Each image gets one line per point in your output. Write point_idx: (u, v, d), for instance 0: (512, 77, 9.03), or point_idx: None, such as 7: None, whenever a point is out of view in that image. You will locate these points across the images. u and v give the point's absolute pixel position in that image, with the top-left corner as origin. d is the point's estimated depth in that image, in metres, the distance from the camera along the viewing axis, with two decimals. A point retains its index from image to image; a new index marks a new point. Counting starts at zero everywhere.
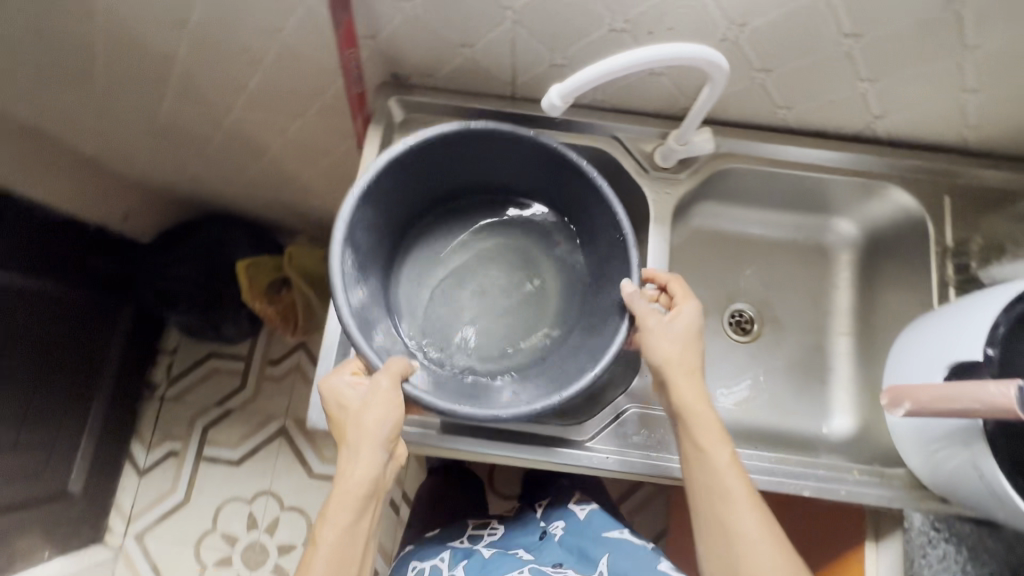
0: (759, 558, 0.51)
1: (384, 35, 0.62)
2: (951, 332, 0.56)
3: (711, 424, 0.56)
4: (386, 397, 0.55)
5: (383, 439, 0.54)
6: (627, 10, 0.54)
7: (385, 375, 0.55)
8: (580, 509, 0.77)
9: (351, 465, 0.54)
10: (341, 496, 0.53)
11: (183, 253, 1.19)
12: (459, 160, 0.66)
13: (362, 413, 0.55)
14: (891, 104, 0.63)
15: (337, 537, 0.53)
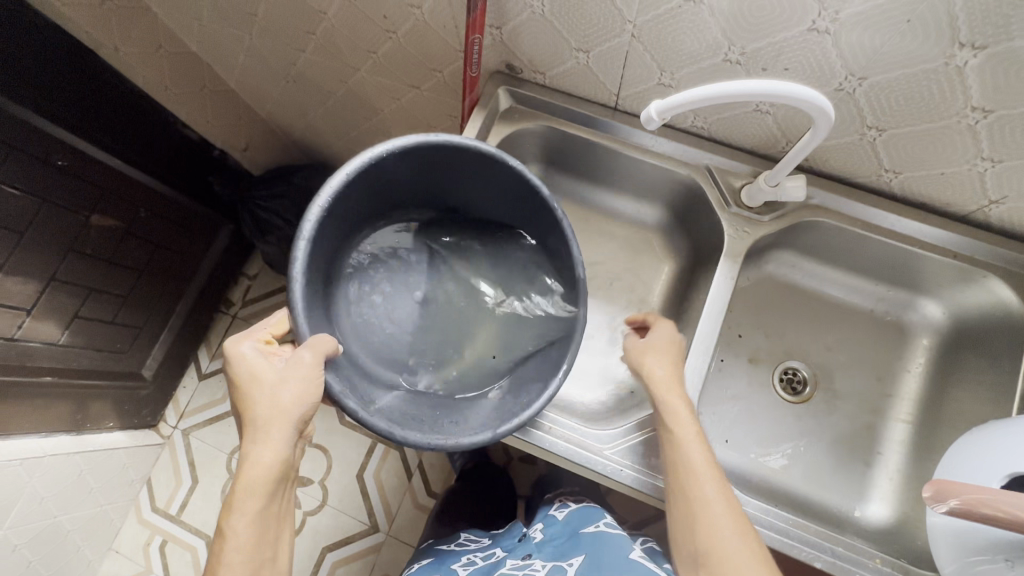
0: (719, 520, 0.53)
1: (508, 28, 0.66)
2: (1021, 442, 0.53)
3: (681, 405, 0.59)
4: (302, 371, 0.55)
5: (293, 418, 0.54)
6: (746, 43, 0.55)
7: (306, 348, 0.56)
8: (558, 512, 0.84)
9: (257, 450, 0.53)
10: (248, 483, 0.52)
11: (281, 190, 1.29)
12: (432, 172, 0.66)
13: (274, 391, 0.55)
14: (1012, 189, 0.59)
15: (246, 529, 0.52)
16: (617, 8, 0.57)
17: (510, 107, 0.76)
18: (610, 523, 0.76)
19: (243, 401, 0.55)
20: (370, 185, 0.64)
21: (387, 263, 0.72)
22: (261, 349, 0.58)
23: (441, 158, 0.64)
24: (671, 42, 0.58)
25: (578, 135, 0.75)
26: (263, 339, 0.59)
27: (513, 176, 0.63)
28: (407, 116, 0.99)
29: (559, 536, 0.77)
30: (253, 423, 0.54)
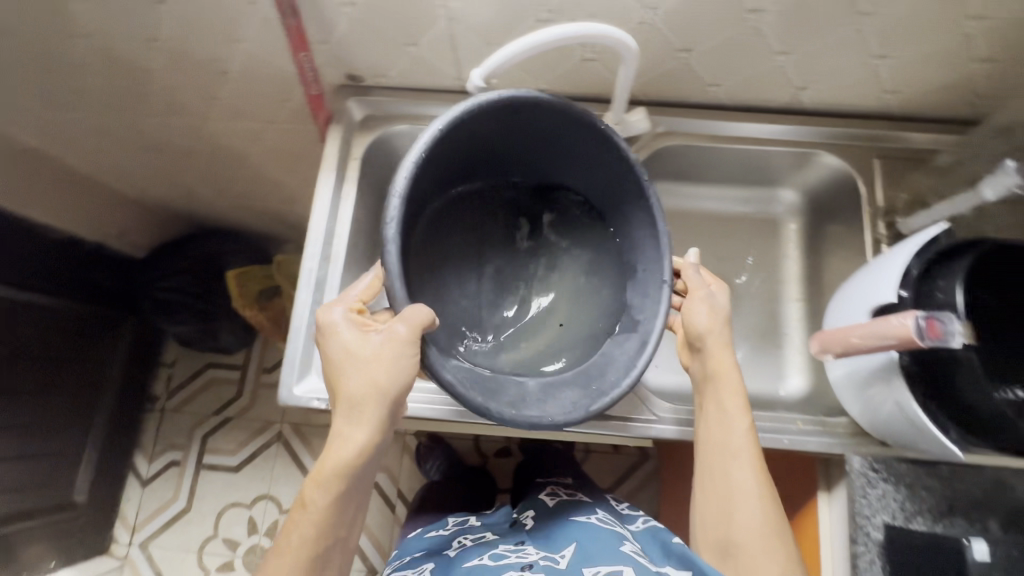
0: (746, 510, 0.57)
1: (335, 39, 0.67)
2: (873, 280, 0.59)
3: (735, 392, 0.61)
4: (399, 351, 0.52)
5: (385, 401, 0.52)
6: (548, 1, 0.59)
7: (401, 320, 0.52)
8: (551, 498, 0.85)
9: (349, 427, 0.52)
10: (335, 460, 0.52)
11: (178, 264, 1.25)
12: (523, 136, 0.63)
13: (369, 369, 0.52)
14: (809, 73, 0.67)
15: (329, 503, 0.52)
16: None
17: (365, 116, 0.77)
18: (602, 515, 0.76)
19: (337, 372, 0.53)
20: (461, 142, 0.60)
21: (465, 238, 0.67)
22: (355, 320, 0.55)
23: (531, 122, 0.61)
24: (484, 13, 0.61)
25: (436, 126, 0.77)
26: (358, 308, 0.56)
27: (603, 140, 0.62)
28: (277, 155, 0.98)
29: (549, 526, 0.76)
30: (345, 398, 0.53)
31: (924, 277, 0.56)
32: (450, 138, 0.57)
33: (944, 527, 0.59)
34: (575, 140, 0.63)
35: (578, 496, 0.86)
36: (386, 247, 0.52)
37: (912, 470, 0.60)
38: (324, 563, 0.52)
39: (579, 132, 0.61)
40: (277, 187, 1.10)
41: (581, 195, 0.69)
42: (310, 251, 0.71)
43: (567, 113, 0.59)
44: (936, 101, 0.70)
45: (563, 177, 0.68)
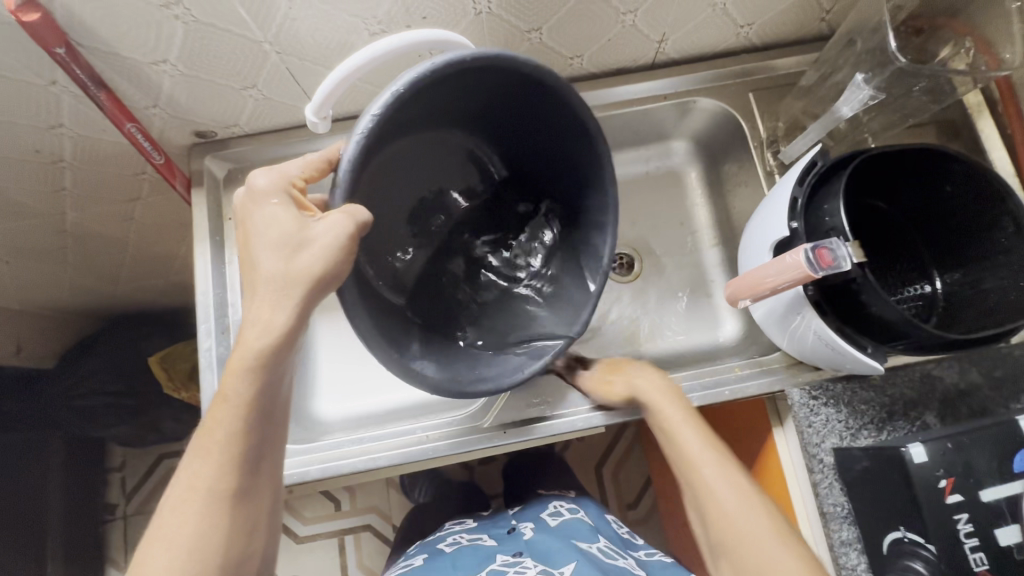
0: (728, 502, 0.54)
1: (165, 100, 0.61)
2: (768, 216, 0.59)
3: (663, 390, 0.61)
4: (334, 240, 0.45)
5: (313, 289, 0.46)
6: (374, 12, 0.56)
7: (343, 215, 0.46)
8: (552, 518, 0.78)
9: (263, 313, 0.46)
10: (240, 358, 0.46)
11: (94, 364, 1.09)
12: (531, 125, 0.59)
13: (295, 250, 0.46)
14: (663, 24, 0.66)
15: (248, 400, 0.47)
16: (240, 35, 0.55)
17: (230, 170, 0.72)
18: (605, 548, 0.70)
19: (252, 244, 0.47)
20: (482, 93, 0.54)
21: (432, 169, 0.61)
22: (290, 196, 0.48)
23: (542, 102, 0.55)
24: (312, 40, 0.58)
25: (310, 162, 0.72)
26: (294, 179, 0.49)
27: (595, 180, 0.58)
28: (159, 228, 0.90)
29: (549, 539, 0.71)
30: (265, 280, 0.46)
31: (810, 205, 0.56)
32: (454, 75, 0.49)
33: (887, 433, 0.60)
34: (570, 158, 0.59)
35: (579, 517, 0.77)
36: (350, 136, 0.46)
37: (847, 388, 0.62)
38: (251, 467, 0.48)
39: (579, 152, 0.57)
40: (173, 259, 1.02)
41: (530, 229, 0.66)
42: (203, 328, 0.66)
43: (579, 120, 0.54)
44: (790, 25, 0.70)
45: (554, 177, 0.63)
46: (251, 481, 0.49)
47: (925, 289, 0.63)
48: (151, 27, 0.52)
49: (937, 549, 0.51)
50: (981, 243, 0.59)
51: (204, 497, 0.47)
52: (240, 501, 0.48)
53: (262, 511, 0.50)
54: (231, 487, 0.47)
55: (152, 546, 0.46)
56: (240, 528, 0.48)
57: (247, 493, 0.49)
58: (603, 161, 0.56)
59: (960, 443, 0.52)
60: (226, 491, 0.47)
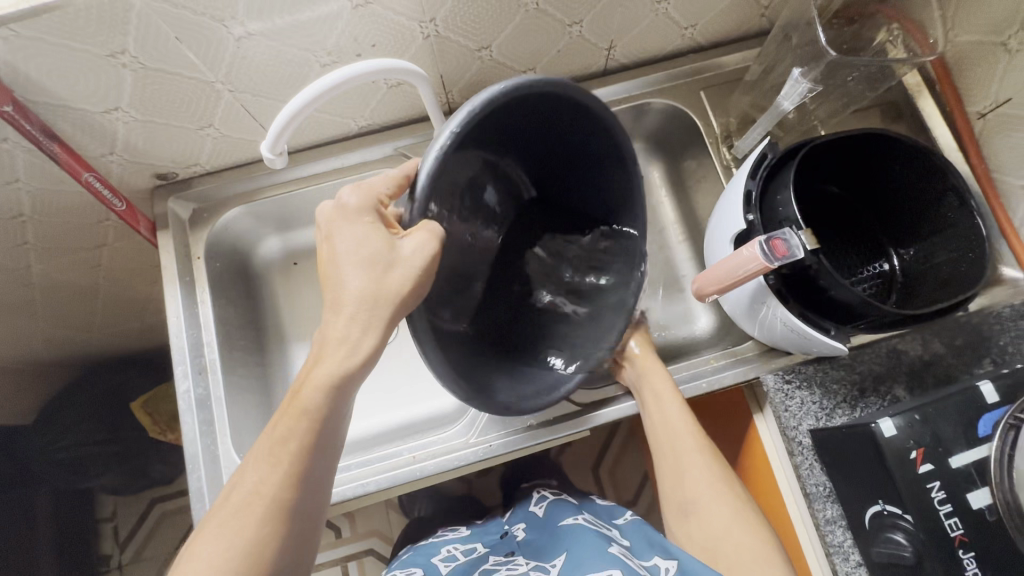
0: (695, 475, 0.62)
1: (121, 146, 0.61)
2: (726, 211, 0.61)
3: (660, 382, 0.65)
4: (422, 260, 0.46)
5: (395, 310, 0.47)
6: (323, 45, 0.56)
7: (432, 238, 0.47)
8: (539, 509, 0.81)
9: (343, 328, 0.47)
10: (317, 375, 0.47)
11: (75, 414, 1.07)
12: (573, 158, 0.60)
13: (384, 269, 0.46)
14: (609, 33, 0.68)
15: (321, 413, 0.47)
16: (192, 77, 0.56)
17: (194, 211, 0.71)
18: (590, 518, 0.72)
19: (340, 263, 0.47)
20: (535, 125, 0.55)
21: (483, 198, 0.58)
22: (376, 215, 0.49)
23: (586, 133, 0.56)
24: (263, 76, 0.58)
25: (275, 195, 0.73)
26: (385, 196, 0.50)
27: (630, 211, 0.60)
28: (130, 271, 0.89)
29: (539, 532, 0.74)
30: (353, 297, 0.47)
31: (764, 197, 0.57)
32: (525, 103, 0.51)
33: (860, 410, 0.62)
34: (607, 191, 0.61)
35: (566, 500, 0.82)
36: (431, 144, 0.45)
37: (819, 369, 0.63)
38: (312, 485, 0.48)
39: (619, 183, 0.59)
40: (149, 301, 1.01)
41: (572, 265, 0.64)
42: (180, 370, 0.66)
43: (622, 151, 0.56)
44: (731, 23, 0.73)
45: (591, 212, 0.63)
46: (309, 502, 0.47)
47: (884, 267, 0.65)
48: (99, 77, 0.52)
49: (915, 519, 0.52)
50: (932, 220, 0.61)
51: (262, 508, 0.45)
52: (295, 520, 0.46)
53: (311, 535, 0.49)
54: (293, 502, 0.46)
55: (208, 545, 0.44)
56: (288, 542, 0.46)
57: (303, 510, 0.47)
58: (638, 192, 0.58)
59: (927, 414, 0.54)
60: (287, 504, 0.46)
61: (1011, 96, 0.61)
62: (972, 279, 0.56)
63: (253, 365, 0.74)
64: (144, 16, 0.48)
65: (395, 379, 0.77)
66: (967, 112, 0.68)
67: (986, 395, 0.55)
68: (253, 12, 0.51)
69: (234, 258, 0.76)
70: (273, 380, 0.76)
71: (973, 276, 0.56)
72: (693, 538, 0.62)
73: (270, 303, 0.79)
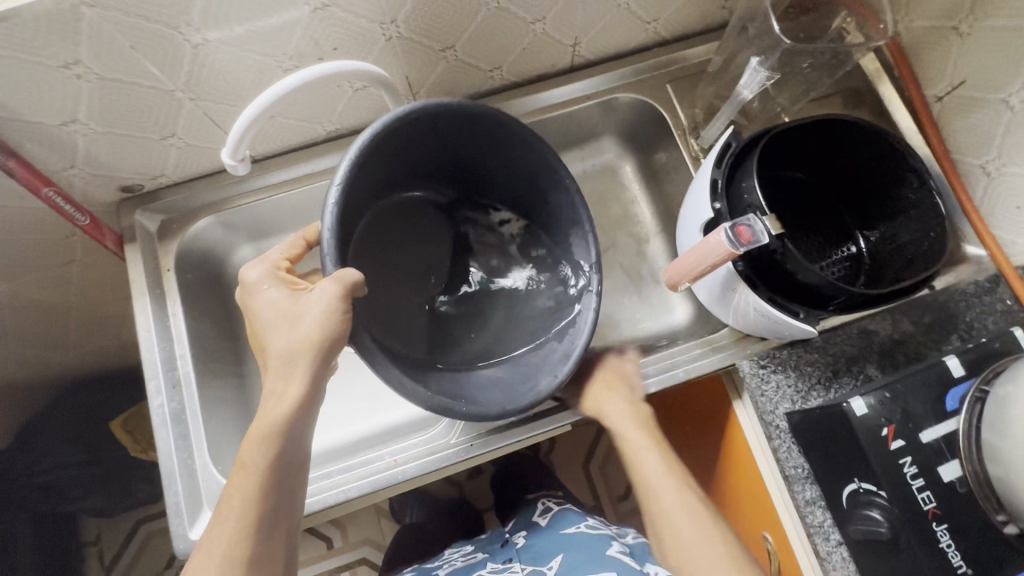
0: (668, 496, 0.61)
1: (82, 159, 0.60)
2: (694, 200, 0.62)
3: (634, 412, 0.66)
4: (327, 304, 0.49)
5: (317, 355, 0.50)
6: (283, 49, 0.56)
7: (334, 283, 0.49)
8: (540, 517, 0.81)
9: (275, 384, 0.50)
10: (255, 433, 0.50)
11: (51, 437, 1.05)
12: (490, 164, 0.66)
13: (296, 321, 0.50)
14: (573, 29, 0.68)
15: (263, 467, 0.49)
16: (150, 85, 0.55)
17: (162, 222, 0.70)
18: (592, 525, 0.75)
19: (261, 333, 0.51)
20: (440, 144, 0.62)
21: (420, 224, 0.69)
22: (281, 279, 0.54)
23: (490, 137, 0.62)
24: (224, 83, 0.57)
25: (244, 204, 0.72)
26: (280, 262, 0.55)
27: (563, 199, 0.65)
28: (102, 287, 0.88)
29: (541, 541, 0.74)
30: (275, 352, 0.50)
31: (730, 184, 0.58)
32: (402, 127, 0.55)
33: (834, 391, 0.63)
34: (534, 183, 0.66)
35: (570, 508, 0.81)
36: (324, 209, 0.51)
37: (792, 353, 0.64)
38: (266, 531, 0.49)
39: (543, 175, 0.64)
40: (125, 317, 0.99)
41: (521, 265, 0.70)
42: (152, 385, 0.65)
43: (527, 144, 0.61)
44: (693, 16, 0.74)
45: (504, 186, 0.69)
46: (269, 548, 0.49)
47: (851, 250, 0.66)
48: (54, 89, 0.51)
49: (889, 494, 0.54)
50: (894, 201, 0.63)
51: (217, 566, 0.47)
52: (256, 569, 0.48)
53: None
54: (248, 552, 0.48)
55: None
56: None
57: (263, 556, 0.49)
58: (563, 184, 0.63)
59: (897, 391, 0.56)
60: (243, 558, 0.48)
61: (965, 78, 0.63)
62: (936, 255, 0.58)
63: (230, 376, 0.73)
64: (96, 25, 0.47)
65: (376, 385, 0.77)
66: (925, 95, 0.69)
67: (953, 368, 0.57)
68: (210, 19, 0.50)
69: (205, 268, 0.75)
70: (251, 391, 0.75)
71: (936, 252, 0.57)
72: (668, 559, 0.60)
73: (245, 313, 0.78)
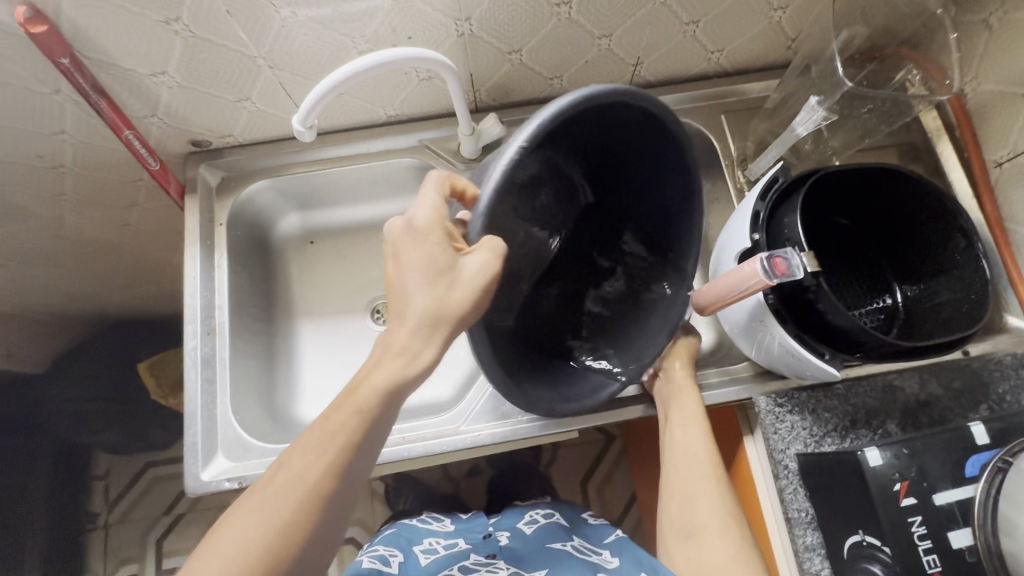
0: (703, 497, 0.60)
1: (163, 110, 0.65)
2: (733, 228, 0.62)
3: (689, 404, 0.64)
4: (481, 278, 0.47)
5: (456, 326, 0.48)
6: (361, 32, 0.59)
7: (495, 257, 0.48)
8: (527, 524, 0.79)
9: (408, 336, 0.49)
10: (376, 374, 0.49)
11: (78, 372, 1.09)
12: (636, 181, 0.62)
13: (446, 282, 0.48)
14: (637, 49, 0.70)
15: (374, 415, 0.48)
16: (235, 50, 0.59)
17: (223, 179, 0.75)
18: (578, 543, 0.73)
19: (406, 280, 0.49)
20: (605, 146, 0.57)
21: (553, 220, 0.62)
22: (444, 229, 0.50)
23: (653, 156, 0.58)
24: (302, 56, 0.61)
25: (299, 172, 0.76)
26: (443, 202, 0.52)
27: (687, 240, 0.61)
28: (155, 234, 0.93)
29: (524, 545, 0.73)
30: (417, 312, 0.49)
31: (772, 217, 0.59)
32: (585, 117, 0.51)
33: (850, 441, 0.62)
34: (666, 217, 0.62)
35: (558, 521, 0.79)
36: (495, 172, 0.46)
37: (811, 396, 0.64)
38: (350, 481, 0.47)
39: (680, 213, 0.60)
40: (168, 266, 1.05)
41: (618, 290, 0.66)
42: (190, 329, 0.68)
43: (686, 180, 0.58)
44: (758, 50, 0.74)
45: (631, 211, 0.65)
46: (341, 501, 0.47)
47: (886, 301, 0.65)
48: (151, 41, 0.56)
49: (893, 551, 0.52)
50: (939, 257, 0.62)
51: (302, 494, 0.45)
52: (326, 515, 0.46)
53: (332, 543, 0.47)
54: (331, 493, 0.46)
55: (248, 517, 0.44)
56: (315, 539, 0.46)
57: (335, 506, 0.47)
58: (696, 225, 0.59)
59: (914, 449, 0.55)
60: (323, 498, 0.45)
61: None
62: (974, 318, 0.57)
63: (261, 334, 0.76)
64: None
65: None
66: (985, 160, 0.68)
67: (977, 435, 0.56)
68: None
69: (254, 228, 0.79)
70: (276, 351, 0.78)
71: (975, 315, 0.57)
72: (690, 561, 0.59)
73: (283, 277, 0.82)
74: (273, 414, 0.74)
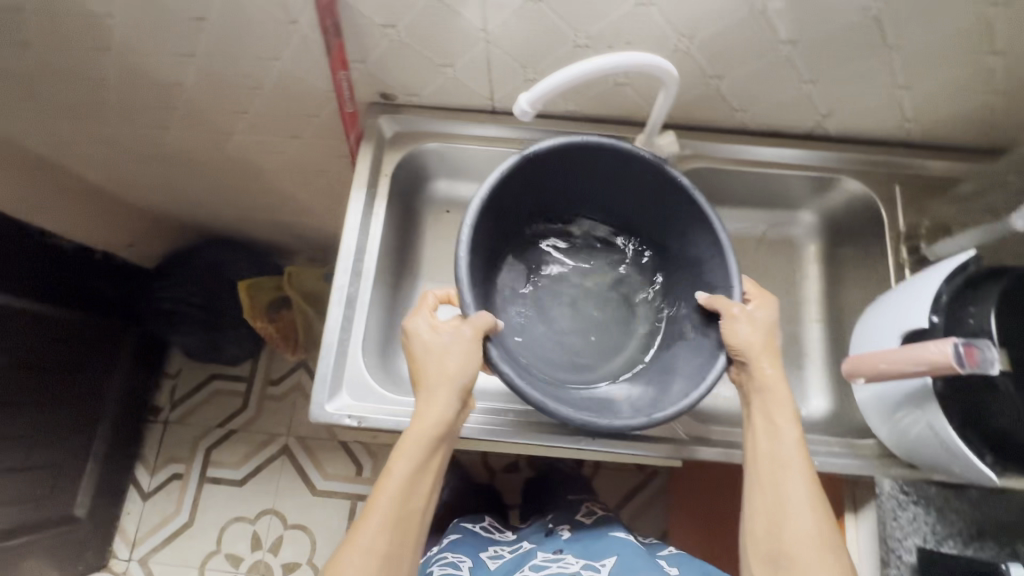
0: (801, 519, 0.54)
1: (372, 58, 0.68)
2: (901, 302, 0.60)
3: (783, 405, 0.58)
4: (465, 346, 0.56)
5: (460, 384, 0.56)
6: (588, 28, 0.61)
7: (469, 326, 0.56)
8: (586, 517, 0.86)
9: (425, 406, 0.56)
10: (413, 435, 0.55)
11: (181, 276, 1.18)
12: (627, 192, 0.70)
13: (440, 359, 0.57)
14: (836, 101, 0.69)
15: (412, 470, 0.54)
16: (465, 19, 0.61)
17: (396, 133, 0.78)
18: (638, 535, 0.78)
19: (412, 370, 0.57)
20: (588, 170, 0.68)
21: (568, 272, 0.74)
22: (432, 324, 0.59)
23: (627, 167, 0.67)
24: (522, 38, 0.63)
25: (465, 144, 0.78)
26: (432, 315, 0.60)
27: (692, 225, 0.66)
28: (298, 170, 0.97)
29: (585, 537, 0.79)
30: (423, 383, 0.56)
31: (954, 302, 0.56)
32: (545, 151, 0.63)
33: (973, 550, 0.60)
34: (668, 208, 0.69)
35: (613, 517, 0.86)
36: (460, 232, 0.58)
37: (941, 494, 0.62)
38: (406, 532, 0.54)
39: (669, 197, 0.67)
40: (293, 202, 1.08)
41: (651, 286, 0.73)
42: (342, 266, 0.71)
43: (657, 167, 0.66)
44: (957, 130, 0.72)
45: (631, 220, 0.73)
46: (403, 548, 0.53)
47: None
48: None
49: None
50: None
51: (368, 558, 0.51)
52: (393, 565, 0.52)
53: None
54: (391, 548, 0.52)
55: None
56: None
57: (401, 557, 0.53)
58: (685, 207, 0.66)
59: None
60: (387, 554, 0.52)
61: None
62: None
63: (389, 287, 0.79)
64: None
65: None
66: None
67: None
68: None
69: (407, 185, 0.82)
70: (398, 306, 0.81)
71: None
72: None
73: (417, 238, 0.84)
74: (388, 366, 0.77)
